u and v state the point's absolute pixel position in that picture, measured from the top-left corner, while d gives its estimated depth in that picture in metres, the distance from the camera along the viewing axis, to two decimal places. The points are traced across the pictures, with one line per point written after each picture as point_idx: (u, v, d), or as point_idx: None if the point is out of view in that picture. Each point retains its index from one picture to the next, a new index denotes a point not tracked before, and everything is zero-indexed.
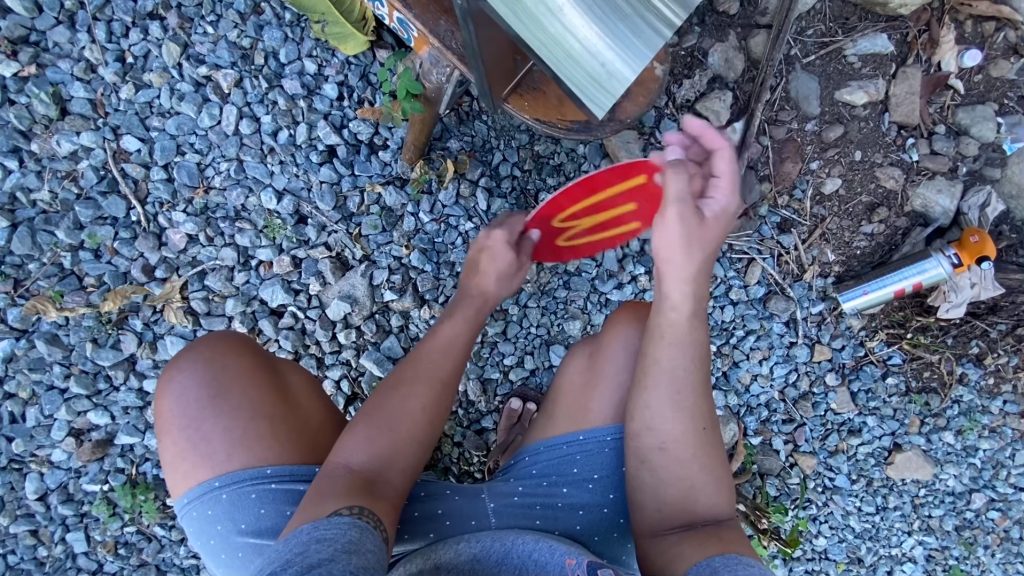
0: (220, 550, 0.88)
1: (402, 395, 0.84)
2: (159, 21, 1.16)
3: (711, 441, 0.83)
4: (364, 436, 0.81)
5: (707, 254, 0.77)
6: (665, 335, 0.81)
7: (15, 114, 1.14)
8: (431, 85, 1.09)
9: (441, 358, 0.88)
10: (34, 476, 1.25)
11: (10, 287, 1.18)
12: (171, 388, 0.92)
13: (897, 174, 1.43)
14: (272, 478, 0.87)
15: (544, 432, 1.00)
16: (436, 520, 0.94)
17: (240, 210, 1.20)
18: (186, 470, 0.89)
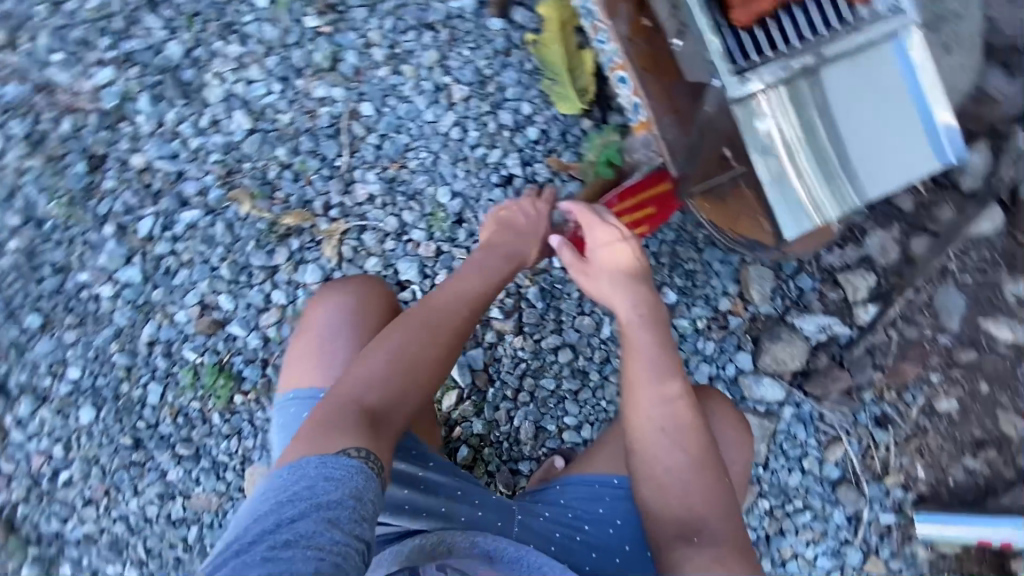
0: (283, 450, 0.92)
1: (405, 339, 0.93)
2: (434, 32, 1.41)
3: (705, 455, 0.86)
4: (368, 376, 0.89)
5: (611, 275, 0.98)
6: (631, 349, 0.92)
7: (300, 55, 1.42)
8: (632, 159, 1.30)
9: (439, 316, 0.97)
10: (154, 323, 1.44)
11: (223, 173, 1.43)
12: (322, 302, 1.05)
13: (1019, 423, 1.38)
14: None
15: (582, 467, 1.04)
16: (468, 508, 0.95)
17: (417, 192, 1.40)
18: (302, 371, 1.00)
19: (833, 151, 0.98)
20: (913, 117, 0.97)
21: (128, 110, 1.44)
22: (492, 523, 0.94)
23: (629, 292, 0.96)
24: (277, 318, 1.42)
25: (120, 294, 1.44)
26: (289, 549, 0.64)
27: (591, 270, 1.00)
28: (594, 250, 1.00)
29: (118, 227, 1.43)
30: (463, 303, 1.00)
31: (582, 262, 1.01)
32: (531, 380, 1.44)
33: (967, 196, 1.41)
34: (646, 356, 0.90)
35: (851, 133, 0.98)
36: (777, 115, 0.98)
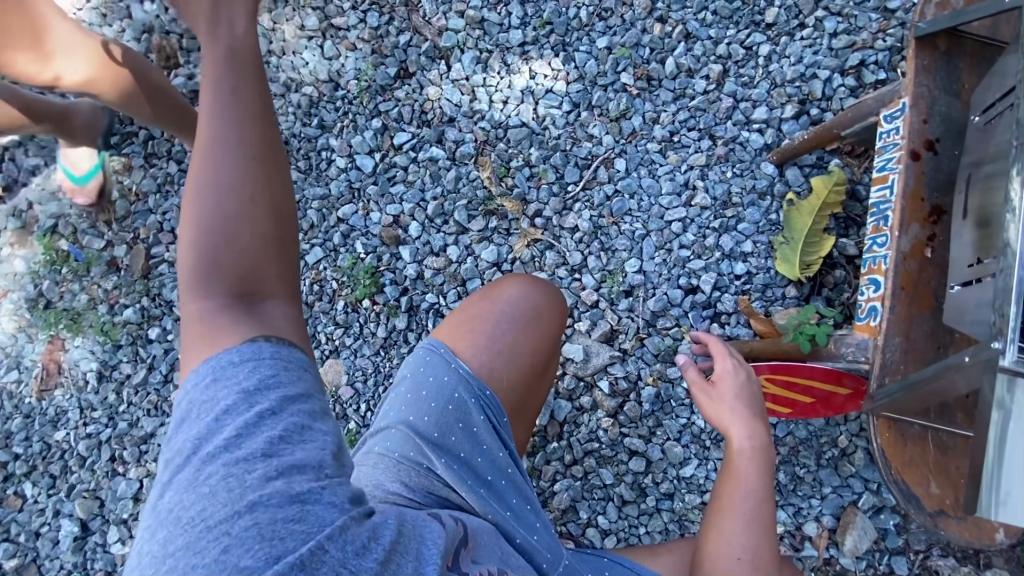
0: (414, 394, 0.96)
1: (210, 177, 0.66)
2: (714, 143, 1.52)
3: None
4: (207, 250, 0.66)
5: (741, 407, 0.92)
6: (735, 477, 0.87)
7: (600, 95, 1.59)
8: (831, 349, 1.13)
9: (213, 118, 0.66)
10: (354, 207, 1.64)
11: (481, 139, 1.62)
12: (513, 287, 1.06)
13: None
14: (483, 399, 0.96)
15: (640, 560, 1.00)
16: (532, 525, 0.92)
17: (611, 250, 1.52)
18: (463, 330, 1.02)
19: None
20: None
21: (452, 55, 1.68)
22: (540, 555, 0.88)
23: (754, 427, 0.90)
24: (439, 266, 1.57)
25: (348, 170, 1.67)
26: (287, 451, 0.63)
27: (719, 398, 0.93)
28: (727, 377, 0.94)
29: (383, 125, 1.67)
30: (221, 67, 0.68)
31: (708, 383, 0.95)
32: (592, 461, 1.45)
33: None
34: (749, 491, 0.86)
35: None
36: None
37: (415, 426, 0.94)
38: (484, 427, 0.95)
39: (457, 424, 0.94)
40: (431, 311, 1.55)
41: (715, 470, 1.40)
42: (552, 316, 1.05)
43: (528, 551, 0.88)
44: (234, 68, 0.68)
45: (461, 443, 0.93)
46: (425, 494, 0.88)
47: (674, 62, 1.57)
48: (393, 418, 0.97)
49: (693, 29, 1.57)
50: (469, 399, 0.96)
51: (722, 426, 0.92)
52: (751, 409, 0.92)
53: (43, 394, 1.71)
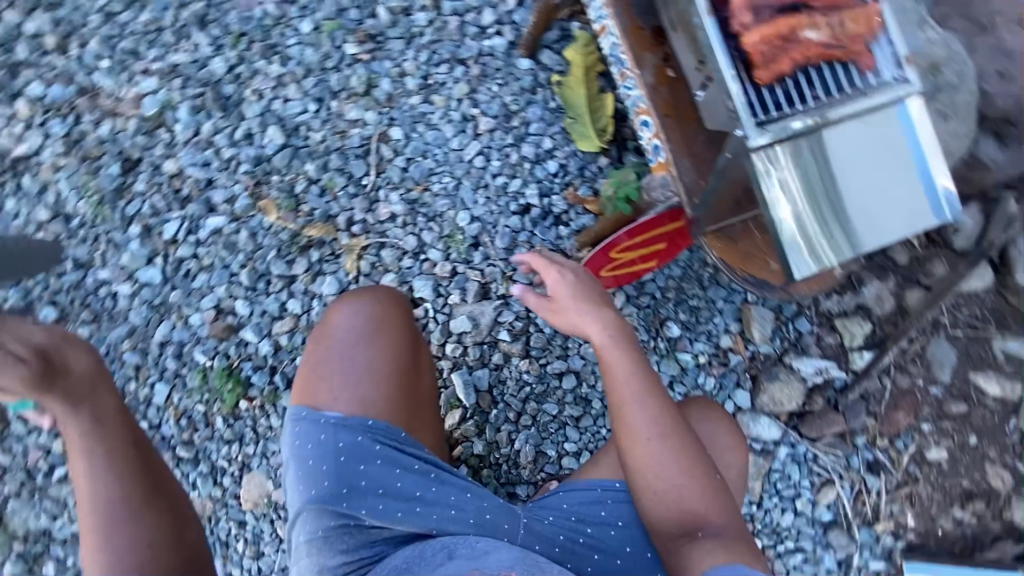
0: (303, 467, 0.88)
1: (114, 526, 0.87)
2: (465, 67, 1.47)
3: (693, 459, 0.86)
4: None
5: (582, 308, 0.91)
6: (609, 367, 0.89)
7: (337, 79, 1.48)
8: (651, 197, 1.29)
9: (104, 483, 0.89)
10: (169, 323, 1.46)
11: (252, 183, 1.47)
12: (342, 309, 0.99)
13: (1005, 477, 1.42)
14: (370, 430, 0.90)
15: (588, 470, 0.99)
16: (479, 504, 0.90)
17: (437, 215, 1.47)
18: (318, 380, 0.94)
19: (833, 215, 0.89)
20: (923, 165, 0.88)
21: (167, 117, 1.48)
22: (499, 528, 0.89)
23: (600, 315, 0.91)
24: (291, 327, 1.45)
25: (138, 293, 1.47)
26: None
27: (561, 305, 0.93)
28: (556, 287, 0.93)
29: (144, 227, 1.47)
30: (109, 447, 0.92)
31: (550, 304, 0.94)
32: (534, 404, 1.47)
33: (958, 253, 1.46)
34: (621, 374, 0.89)
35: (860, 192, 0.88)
36: (800, 161, 0.88)
37: (321, 496, 0.87)
38: (387, 454, 0.90)
39: (360, 466, 0.88)
40: None
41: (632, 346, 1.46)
42: (395, 313, 1.00)
43: (487, 530, 0.88)
44: (101, 430, 0.92)
45: (379, 479, 0.88)
46: (370, 547, 0.86)
47: (385, 11, 1.48)
48: (298, 501, 0.89)
49: None
50: (354, 437, 0.89)
51: (577, 326, 0.93)
52: (590, 298, 0.92)
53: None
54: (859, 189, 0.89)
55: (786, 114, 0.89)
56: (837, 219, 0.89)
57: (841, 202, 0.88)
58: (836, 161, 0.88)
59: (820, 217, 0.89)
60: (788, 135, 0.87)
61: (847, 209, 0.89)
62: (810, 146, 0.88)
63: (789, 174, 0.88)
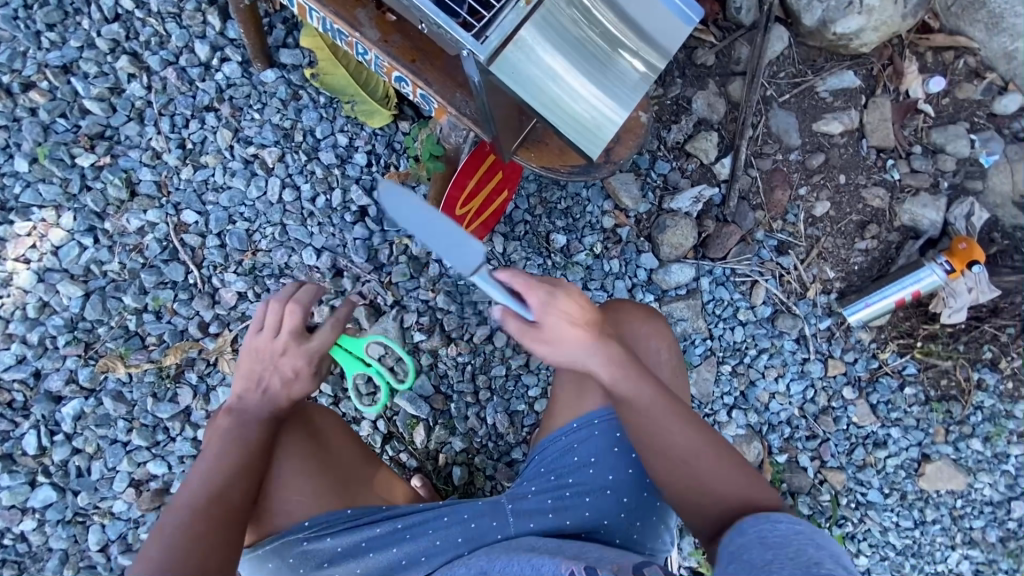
0: None
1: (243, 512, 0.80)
2: (215, 112, 1.32)
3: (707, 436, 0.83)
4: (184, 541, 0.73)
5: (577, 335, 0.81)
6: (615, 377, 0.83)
7: (92, 198, 1.28)
8: (451, 145, 1.24)
9: (220, 492, 0.78)
10: (97, 527, 1.32)
11: (81, 350, 1.31)
12: None
13: (882, 193, 1.54)
14: (309, 531, 0.88)
15: (548, 427, 0.99)
16: (461, 524, 0.91)
17: (284, 267, 1.34)
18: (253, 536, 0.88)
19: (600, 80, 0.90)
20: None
21: None
22: (490, 530, 0.91)
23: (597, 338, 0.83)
24: None
25: (44, 520, 1.31)
26: None
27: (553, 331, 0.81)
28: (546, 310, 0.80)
29: (4, 458, 1.30)
30: (256, 454, 0.83)
31: (531, 330, 0.81)
32: (482, 376, 1.45)
33: (750, 29, 1.50)
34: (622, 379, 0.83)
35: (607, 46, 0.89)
36: (543, 42, 0.86)
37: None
38: (343, 539, 0.89)
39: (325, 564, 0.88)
40: None
41: (534, 274, 1.45)
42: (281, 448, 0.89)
43: (479, 539, 0.90)
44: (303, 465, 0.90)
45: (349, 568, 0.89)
46: None
47: (93, 101, 1.28)
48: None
49: (64, 62, 1.28)
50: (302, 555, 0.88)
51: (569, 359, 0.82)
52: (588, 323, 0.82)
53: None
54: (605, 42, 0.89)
55: (496, 11, 0.84)
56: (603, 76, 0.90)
57: (597, 62, 0.89)
58: (572, 34, 0.87)
59: (590, 87, 0.89)
60: (512, 32, 0.84)
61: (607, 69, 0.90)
62: (539, 31, 0.86)
63: (541, 59, 0.86)
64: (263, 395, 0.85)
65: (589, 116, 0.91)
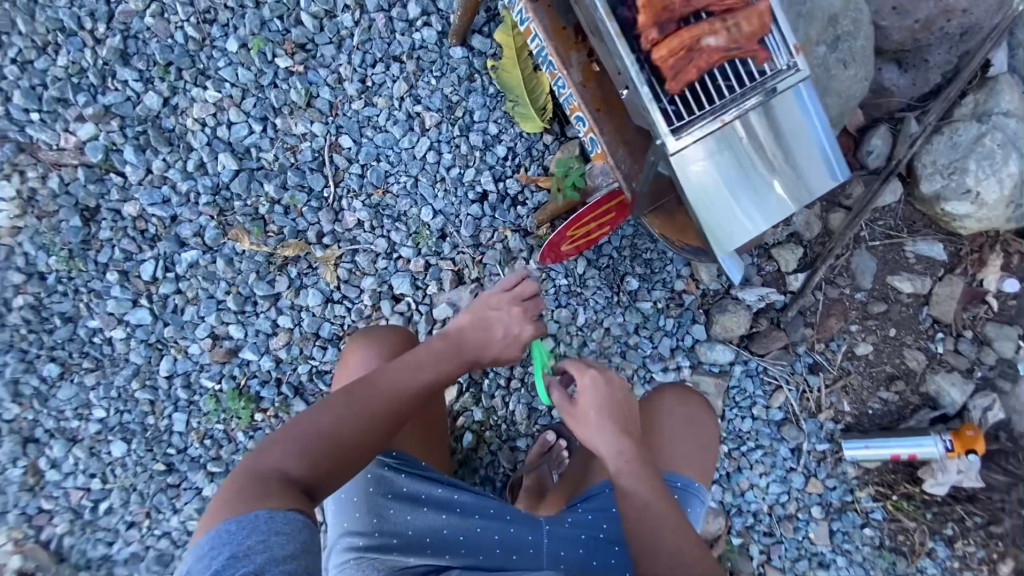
0: (348, 516, 1.12)
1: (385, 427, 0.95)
2: (401, 64, 1.49)
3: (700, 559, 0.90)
4: (340, 419, 0.90)
5: (610, 416, 1.01)
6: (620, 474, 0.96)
7: (276, 95, 1.47)
8: (594, 183, 1.49)
9: (389, 395, 0.95)
10: (170, 358, 1.54)
11: (215, 213, 1.51)
12: (361, 354, 1.23)
13: (920, 358, 1.68)
14: (394, 461, 1.14)
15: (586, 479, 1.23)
16: (505, 522, 1.14)
17: (402, 214, 1.53)
18: None
19: (739, 202, 1.02)
20: (813, 142, 1.01)
21: (115, 161, 1.47)
22: (525, 541, 1.12)
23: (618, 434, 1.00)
24: (286, 341, 1.54)
25: (132, 334, 1.54)
26: None
27: (578, 416, 1.02)
28: (587, 396, 1.02)
29: (121, 273, 1.51)
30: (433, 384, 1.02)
31: (573, 412, 1.03)
32: (520, 368, 1.63)
33: (871, 173, 1.61)
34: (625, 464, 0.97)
35: (758, 178, 1.01)
36: (712, 155, 0.99)
37: (376, 534, 1.10)
38: (421, 488, 1.14)
39: (404, 503, 1.13)
40: (313, 377, 1.54)
41: (598, 303, 1.62)
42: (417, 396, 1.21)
43: (515, 545, 1.12)
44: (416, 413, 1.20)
45: (420, 516, 1.12)
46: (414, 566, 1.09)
47: (308, 17, 1.46)
48: (342, 545, 1.11)
49: None
50: (389, 475, 1.13)
51: (597, 445, 1.00)
52: (611, 409, 1.02)
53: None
54: (763, 171, 1.01)
55: (699, 115, 0.96)
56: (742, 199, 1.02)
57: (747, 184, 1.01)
58: (740, 159, 1.00)
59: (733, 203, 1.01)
60: (701, 138, 0.97)
61: (760, 189, 1.01)
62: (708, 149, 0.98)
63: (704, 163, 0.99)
64: (475, 351, 1.11)
65: (723, 229, 1.03)
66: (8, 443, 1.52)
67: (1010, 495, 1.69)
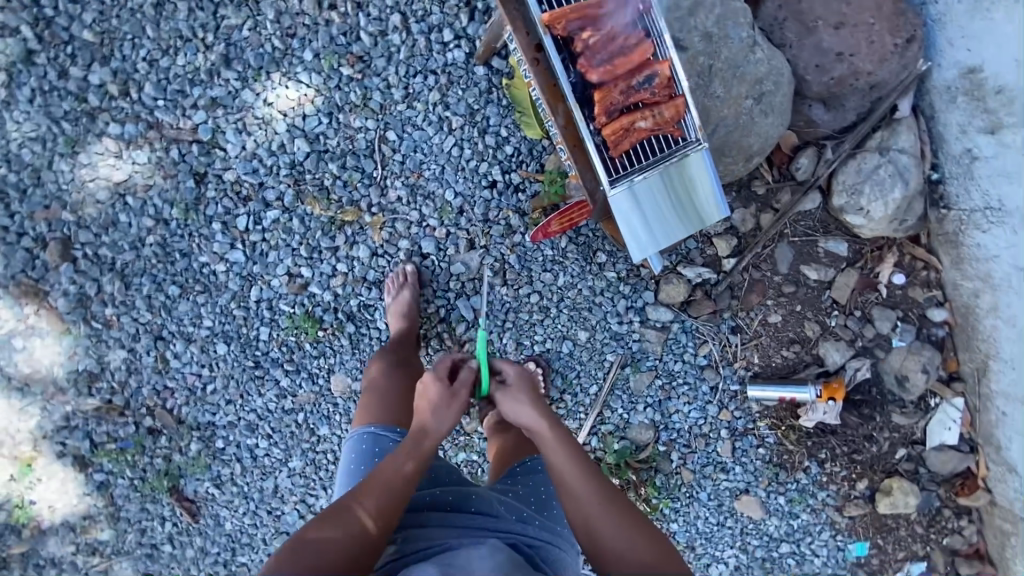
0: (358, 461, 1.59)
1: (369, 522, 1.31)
2: (436, 76, 1.92)
3: (606, 495, 1.38)
4: (329, 545, 1.25)
5: (533, 403, 1.45)
6: (547, 442, 1.42)
7: (340, 96, 1.93)
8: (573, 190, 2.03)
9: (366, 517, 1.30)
10: (258, 287, 2.11)
11: (293, 183, 2.01)
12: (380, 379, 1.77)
13: (816, 328, 2.21)
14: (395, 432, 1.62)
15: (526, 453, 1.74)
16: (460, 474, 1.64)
17: (432, 194, 2.03)
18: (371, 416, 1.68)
19: (661, 223, 1.51)
20: (712, 187, 1.51)
21: (219, 140, 1.96)
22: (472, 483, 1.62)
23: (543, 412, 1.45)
24: (342, 281, 2.11)
25: (231, 268, 2.09)
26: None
27: (511, 395, 1.46)
28: (513, 380, 1.48)
29: (223, 223, 2.04)
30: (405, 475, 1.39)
31: (506, 394, 1.47)
32: (513, 313, 2.17)
33: (798, 183, 2.05)
34: (549, 436, 1.43)
35: (673, 209, 1.51)
36: (643, 193, 1.50)
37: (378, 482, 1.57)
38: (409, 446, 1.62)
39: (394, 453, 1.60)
40: (362, 307, 2.12)
41: (574, 270, 2.15)
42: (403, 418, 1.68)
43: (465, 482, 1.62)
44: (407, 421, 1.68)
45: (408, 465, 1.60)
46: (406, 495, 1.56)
47: (366, 35, 1.87)
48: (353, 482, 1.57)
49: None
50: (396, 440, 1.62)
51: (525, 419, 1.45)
52: (533, 399, 1.46)
53: (192, 530, 2.32)
54: (679, 207, 1.51)
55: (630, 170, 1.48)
56: (663, 222, 1.51)
57: (666, 214, 1.51)
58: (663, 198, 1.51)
59: (655, 224, 1.51)
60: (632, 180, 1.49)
61: (671, 221, 1.51)
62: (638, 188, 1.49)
63: (636, 198, 1.49)
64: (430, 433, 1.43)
65: (648, 238, 1.51)
66: (145, 339, 2.13)
67: (856, 429, 2.30)
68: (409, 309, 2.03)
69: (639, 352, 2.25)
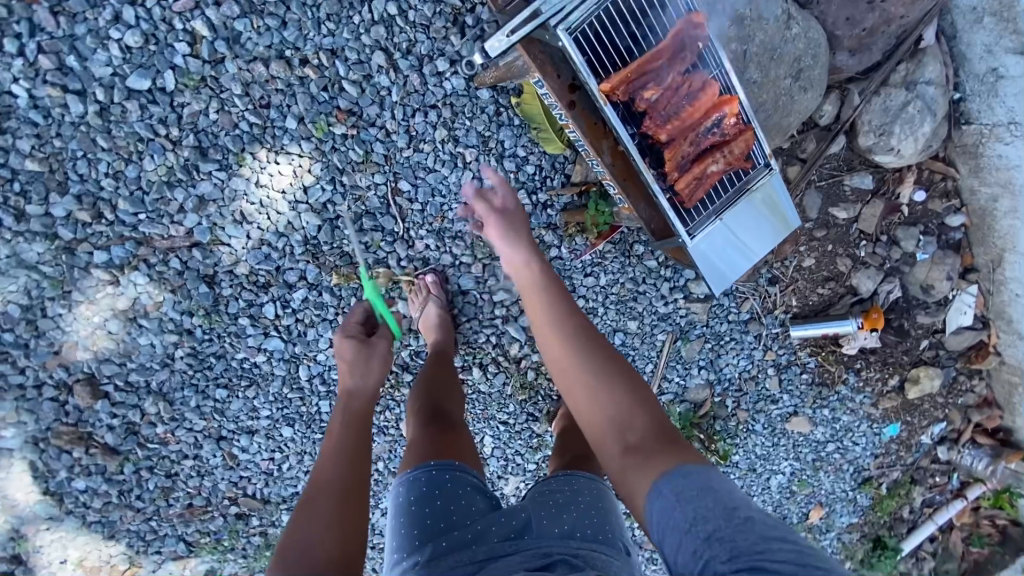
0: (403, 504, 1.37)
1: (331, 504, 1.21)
2: (437, 111, 1.73)
3: (597, 350, 1.30)
4: (300, 533, 1.15)
5: (518, 232, 1.53)
6: (529, 283, 1.46)
7: (339, 157, 1.73)
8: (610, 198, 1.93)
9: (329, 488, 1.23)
10: (305, 366, 2.00)
11: (312, 259, 1.84)
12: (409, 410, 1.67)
13: (848, 262, 2.28)
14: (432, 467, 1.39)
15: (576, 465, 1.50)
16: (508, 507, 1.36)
17: (459, 233, 1.91)
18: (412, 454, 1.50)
19: (742, 254, 1.62)
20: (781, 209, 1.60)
21: (219, 236, 1.77)
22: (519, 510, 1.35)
23: (527, 246, 1.50)
24: None
25: (271, 355, 1.97)
26: None
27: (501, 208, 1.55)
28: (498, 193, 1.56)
29: (250, 316, 1.89)
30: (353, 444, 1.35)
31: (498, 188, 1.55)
32: None
33: (823, 129, 1.97)
34: (530, 281, 1.46)
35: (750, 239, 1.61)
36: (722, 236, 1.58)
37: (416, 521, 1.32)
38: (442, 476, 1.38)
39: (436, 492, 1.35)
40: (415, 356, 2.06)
41: (614, 268, 2.11)
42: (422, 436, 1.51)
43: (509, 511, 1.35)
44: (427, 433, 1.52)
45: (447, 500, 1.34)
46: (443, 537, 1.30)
47: (350, 85, 1.66)
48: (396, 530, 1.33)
49: (332, 47, 1.63)
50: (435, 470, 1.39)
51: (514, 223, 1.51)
52: (518, 230, 1.53)
53: None
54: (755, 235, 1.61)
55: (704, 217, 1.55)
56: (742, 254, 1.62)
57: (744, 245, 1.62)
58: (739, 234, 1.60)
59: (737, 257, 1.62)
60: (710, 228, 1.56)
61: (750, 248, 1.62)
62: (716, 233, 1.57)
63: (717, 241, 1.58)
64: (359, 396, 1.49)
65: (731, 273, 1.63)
66: (208, 444, 2.06)
67: (896, 346, 2.44)
68: (440, 322, 1.89)
69: (687, 324, 2.30)
